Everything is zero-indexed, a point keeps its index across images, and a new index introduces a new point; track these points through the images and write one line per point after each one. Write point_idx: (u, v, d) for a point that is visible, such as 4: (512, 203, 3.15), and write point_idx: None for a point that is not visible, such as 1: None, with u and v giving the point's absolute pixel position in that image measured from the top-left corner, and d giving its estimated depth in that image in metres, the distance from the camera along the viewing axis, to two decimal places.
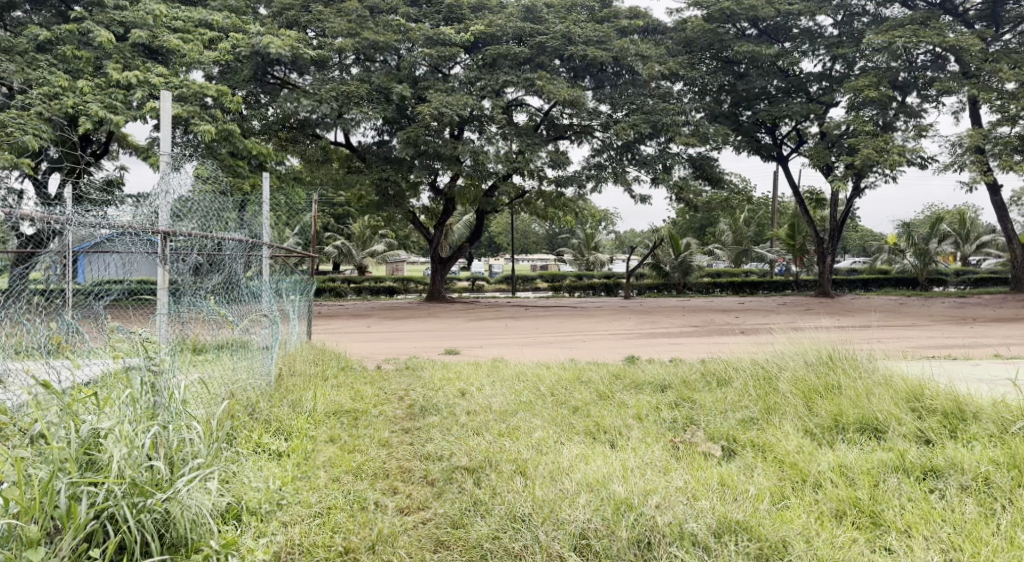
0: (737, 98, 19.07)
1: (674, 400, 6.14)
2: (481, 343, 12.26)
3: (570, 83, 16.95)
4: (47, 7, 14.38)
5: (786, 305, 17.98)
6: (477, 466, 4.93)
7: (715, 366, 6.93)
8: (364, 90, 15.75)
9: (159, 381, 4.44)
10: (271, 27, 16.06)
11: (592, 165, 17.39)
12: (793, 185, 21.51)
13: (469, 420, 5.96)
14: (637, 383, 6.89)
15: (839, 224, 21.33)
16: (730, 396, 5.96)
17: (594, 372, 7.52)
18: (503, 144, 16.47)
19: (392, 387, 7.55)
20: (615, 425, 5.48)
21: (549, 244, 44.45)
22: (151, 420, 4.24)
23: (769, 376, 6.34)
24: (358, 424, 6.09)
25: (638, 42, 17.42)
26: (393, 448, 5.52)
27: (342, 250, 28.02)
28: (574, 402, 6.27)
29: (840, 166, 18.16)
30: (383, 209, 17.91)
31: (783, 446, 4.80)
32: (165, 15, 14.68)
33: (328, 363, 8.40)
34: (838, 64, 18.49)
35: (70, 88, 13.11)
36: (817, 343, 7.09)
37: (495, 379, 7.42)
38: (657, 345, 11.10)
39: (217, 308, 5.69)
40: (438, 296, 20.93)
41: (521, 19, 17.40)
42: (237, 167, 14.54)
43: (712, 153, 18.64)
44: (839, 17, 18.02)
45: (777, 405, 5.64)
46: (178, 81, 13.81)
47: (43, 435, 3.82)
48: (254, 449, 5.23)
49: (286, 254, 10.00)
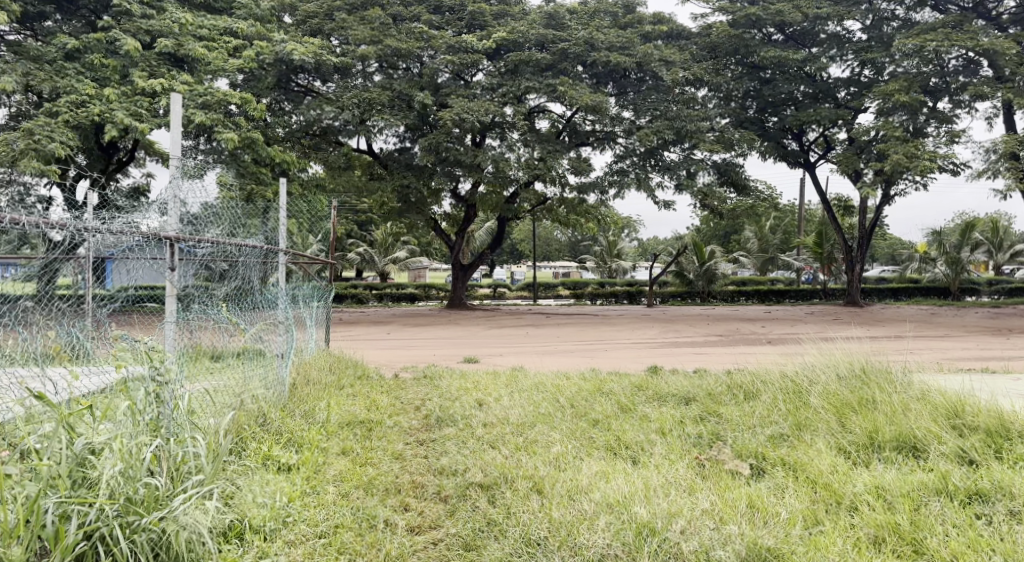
0: (764, 104, 18.75)
1: (700, 414, 5.89)
2: (501, 351, 12.06)
3: (592, 89, 16.79)
4: (77, 17, 14.34)
5: (814, 314, 17.62)
6: (492, 482, 4.72)
7: (742, 379, 6.67)
8: (385, 96, 15.63)
9: (165, 392, 4.26)
10: (295, 35, 16.05)
11: (615, 171, 17.15)
12: (820, 193, 21.14)
13: (485, 433, 5.75)
14: (661, 395, 6.65)
15: (868, 232, 20.91)
16: (759, 411, 5.70)
17: (617, 383, 7.28)
18: (524, 151, 16.33)
19: (408, 396, 7.36)
20: (637, 440, 5.25)
21: (571, 251, 44.25)
22: (152, 434, 4.08)
23: (800, 390, 6.08)
24: (372, 435, 5.91)
25: (663, 48, 17.19)
26: (406, 461, 5.32)
27: (365, 258, 27.97)
28: (595, 414, 6.04)
29: (869, 172, 17.84)
30: (405, 216, 17.81)
31: (816, 466, 4.54)
32: (191, 24, 14.62)
33: (344, 372, 8.23)
34: (867, 69, 18.17)
35: (97, 96, 13.06)
36: (849, 355, 6.81)
37: (514, 389, 7.20)
38: (681, 355, 10.84)
39: (227, 316, 5.49)
40: (459, 304, 20.75)
41: (543, 26, 17.16)
42: (260, 174, 14.47)
43: (738, 159, 18.35)
44: (868, 22, 17.77)
45: (809, 420, 5.38)
46: (203, 89, 13.69)
47: (36, 450, 3.69)
48: (263, 462, 5.06)
49: (305, 261, 9.84)
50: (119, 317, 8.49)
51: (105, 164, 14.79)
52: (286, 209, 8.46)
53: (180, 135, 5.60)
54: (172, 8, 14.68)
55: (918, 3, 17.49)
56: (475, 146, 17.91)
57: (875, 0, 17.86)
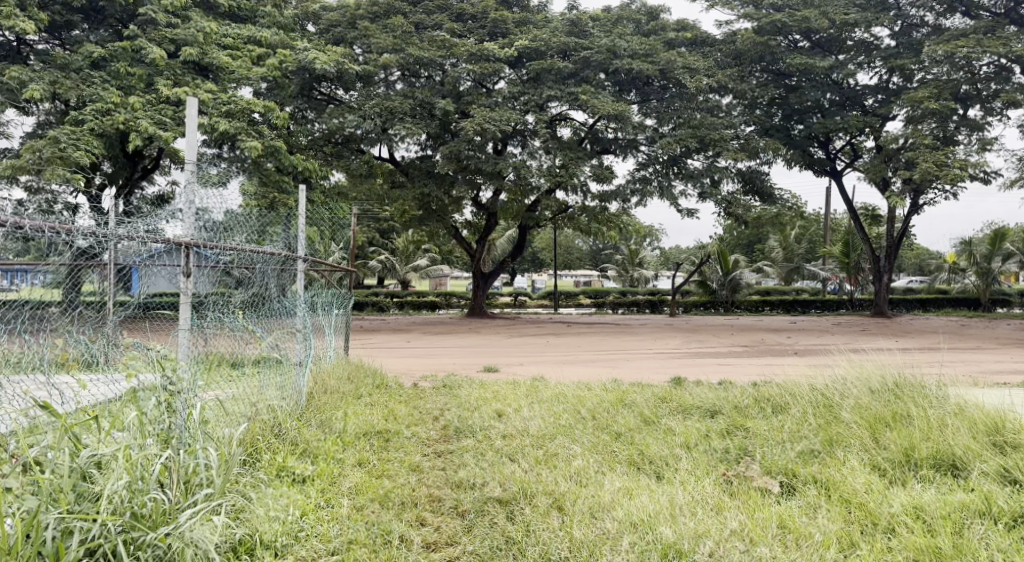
0: (790, 112, 18.48)
1: (726, 428, 5.70)
2: (521, 360, 11.90)
3: (615, 96, 16.63)
4: (105, 26, 14.33)
5: (840, 325, 17.30)
6: (511, 497, 4.57)
7: (771, 392, 6.47)
8: (407, 105, 15.61)
9: (177, 402, 4.17)
10: (318, 44, 16.08)
11: (638, 179, 16.97)
12: (847, 201, 20.83)
13: (504, 445, 5.60)
14: (685, 407, 6.47)
15: (896, 241, 20.55)
16: (788, 425, 5.51)
17: (639, 394, 7.10)
18: (546, 159, 16.22)
19: (427, 406, 7.23)
20: (662, 454, 5.08)
21: (592, 260, 44.02)
22: (161, 445, 3.99)
23: (830, 405, 5.89)
24: (388, 446, 5.78)
25: (686, 55, 17.01)
26: (423, 474, 5.19)
27: (386, 266, 27.91)
28: (617, 427, 5.87)
29: (898, 181, 17.55)
30: (425, 223, 17.75)
31: (850, 485, 4.34)
32: (216, 32, 14.66)
33: (363, 381, 8.10)
34: (895, 76, 17.90)
35: (122, 104, 13.07)
36: (881, 368, 6.61)
37: (534, 400, 7.04)
38: (705, 365, 10.65)
39: (243, 324, 5.40)
40: (480, 312, 20.63)
41: (566, 34, 17.05)
42: (283, 183, 14.36)
43: (763, 167, 18.14)
44: (897, 27, 17.55)
45: (842, 436, 5.18)
46: (227, 97, 13.71)
47: (39, 460, 3.62)
48: (277, 474, 4.94)
49: (325, 268, 9.72)
50: (127, 322, 8.26)
51: (130, 172, 14.83)
52: (305, 217, 8.36)
53: (193, 135, 5.49)
54: (197, 17, 14.71)
55: (948, 10, 17.13)
56: (496, 154, 17.83)
57: (903, 7, 17.63)
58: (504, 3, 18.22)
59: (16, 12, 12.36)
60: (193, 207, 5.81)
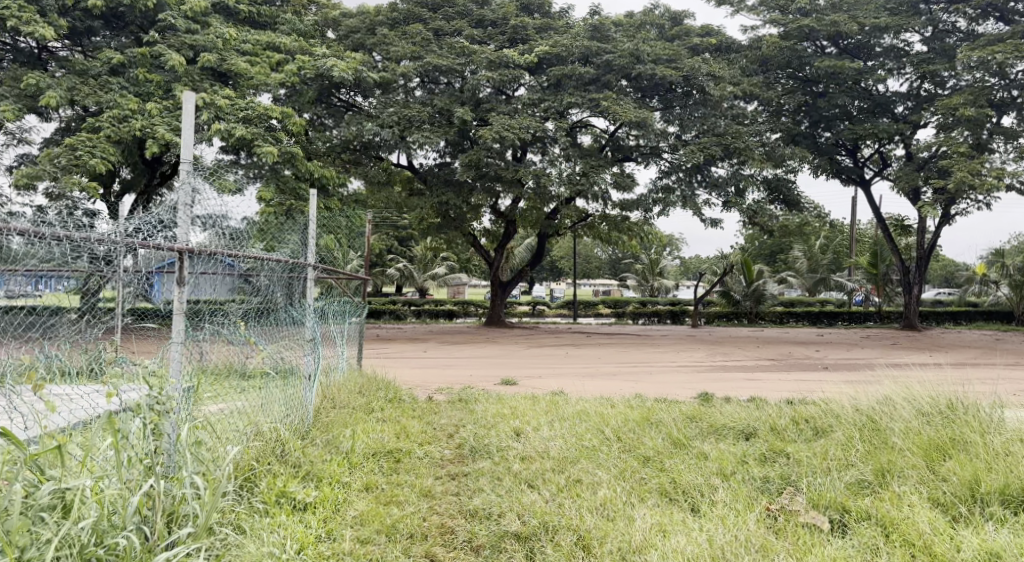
0: (816, 119, 17.90)
1: (765, 452, 5.25)
2: (540, 373, 11.43)
3: (637, 103, 16.22)
4: (125, 32, 14.04)
5: (870, 338, 16.70)
6: (531, 532, 4.19)
7: (810, 413, 6.00)
8: (424, 113, 15.24)
9: (163, 425, 3.85)
10: (337, 50, 15.80)
11: (660, 188, 16.47)
12: (875, 211, 20.24)
13: (522, 468, 5.17)
14: (716, 427, 6.00)
15: (927, 252, 19.89)
16: (834, 450, 5.04)
17: (666, 412, 6.64)
18: (566, 166, 15.81)
19: (442, 422, 6.80)
20: (696, 483, 4.64)
21: (611, 268, 43.58)
22: (144, 474, 3.67)
23: (878, 427, 5.41)
24: (398, 468, 5.38)
25: (711, 62, 16.55)
26: (435, 500, 4.79)
27: (404, 273, 27.62)
28: (644, 450, 5.43)
29: (930, 190, 16.95)
30: (444, 231, 17.37)
31: (914, 526, 3.93)
32: (234, 39, 14.40)
33: (375, 394, 7.69)
34: (927, 82, 17.32)
35: (140, 110, 12.72)
36: (932, 388, 6.09)
37: (555, 417, 6.59)
38: (733, 380, 10.13)
39: (247, 336, 4.96)
40: (497, 321, 20.19)
41: (587, 39, 16.54)
42: (299, 190, 13.96)
43: (789, 175, 17.60)
44: (928, 33, 16.85)
45: (895, 464, 4.72)
46: (244, 103, 13.36)
47: None
48: (276, 500, 4.54)
49: (341, 276, 9.28)
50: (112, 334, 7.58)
51: (150, 178, 14.55)
52: (317, 223, 7.87)
53: (189, 135, 4.91)
54: (216, 23, 14.44)
55: (982, 15, 16.50)
56: (516, 161, 17.45)
57: (936, 11, 17.01)
58: (525, 10, 17.84)
59: (35, 18, 12.04)
60: (192, 209, 5.02)
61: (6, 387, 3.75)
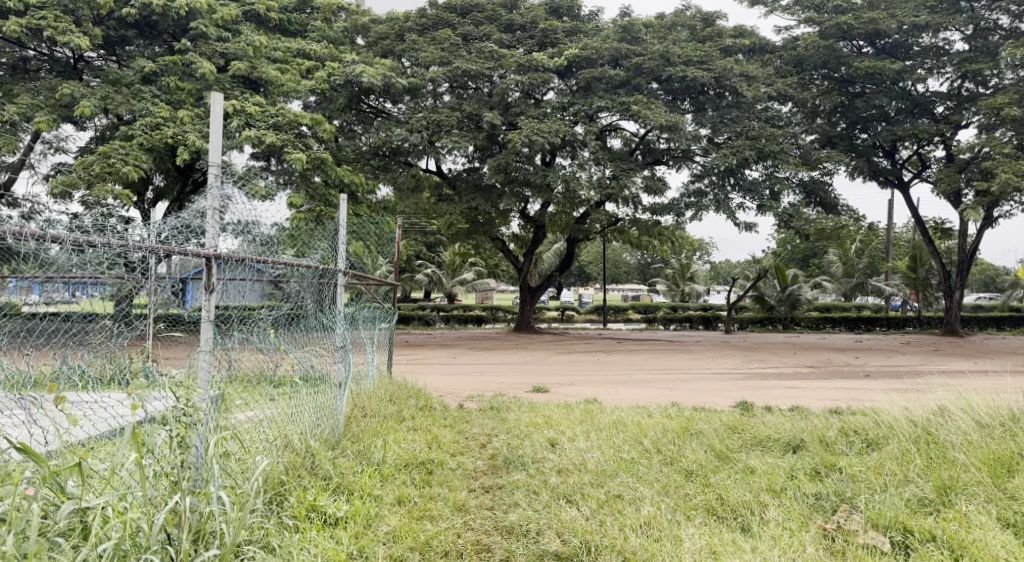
0: (853, 120, 17.48)
1: (816, 466, 4.99)
2: (573, 380, 11.20)
3: (669, 106, 15.95)
4: (158, 41, 14.06)
5: (911, 344, 16.28)
6: (571, 553, 4.01)
7: (859, 424, 5.73)
8: (453, 118, 15.08)
9: (190, 437, 3.72)
10: (367, 56, 15.77)
11: (693, 192, 16.20)
12: (913, 214, 19.75)
13: (560, 482, 4.96)
14: (761, 439, 5.75)
15: (968, 255, 19.36)
16: (889, 465, 4.78)
17: (707, 422, 6.41)
18: (596, 170, 15.59)
19: (474, 431, 6.62)
20: (744, 500, 4.43)
21: (641, 273, 43.28)
22: (171, 490, 3.54)
23: (934, 439, 5.14)
24: (431, 480, 5.20)
25: (744, 63, 16.26)
26: (470, 515, 4.61)
27: (433, 278, 27.58)
28: (687, 462, 5.20)
29: (973, 193, 16.49)
30: (472, 237, 17.20)
31: (985, 551, 3.70)
32: (265, 46, 14.37)
33: (406, 401, 7.53)
34: (968, 82, 16.86)
35: (172, 118, 12.74)
36: (990, 399, 5.79)
37: (591, 427, 6.37)
38: (772, 388, 9.85)
39: (274, 342, 4.81)
40: (526, 327, 19.99)
41: (618, 41, 16.34)
42: (329, 197, 13.89)
43: (825, 177, 17.20)
44: (970, 32, 16.38)
45: (958, 481, 4.47)
46: (275, 110, 13.33)
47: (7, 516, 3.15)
48: (306, 515, 4.39)
49: (371, 282, 9.13)
50: (138, 342, 7.46)
51: (182, 186, 14.57)
52: (346, 229, 7.69)
53: (217, 140, 4.72)
54: (247, 31, 14.45)
55: None
56: (545, 165, 17.27)
57: (977, 9, 16.53)
58: (554, 13, 17.70)
59: (70, 28, 12.05)
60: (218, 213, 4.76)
61: (26, 397, 3.63)
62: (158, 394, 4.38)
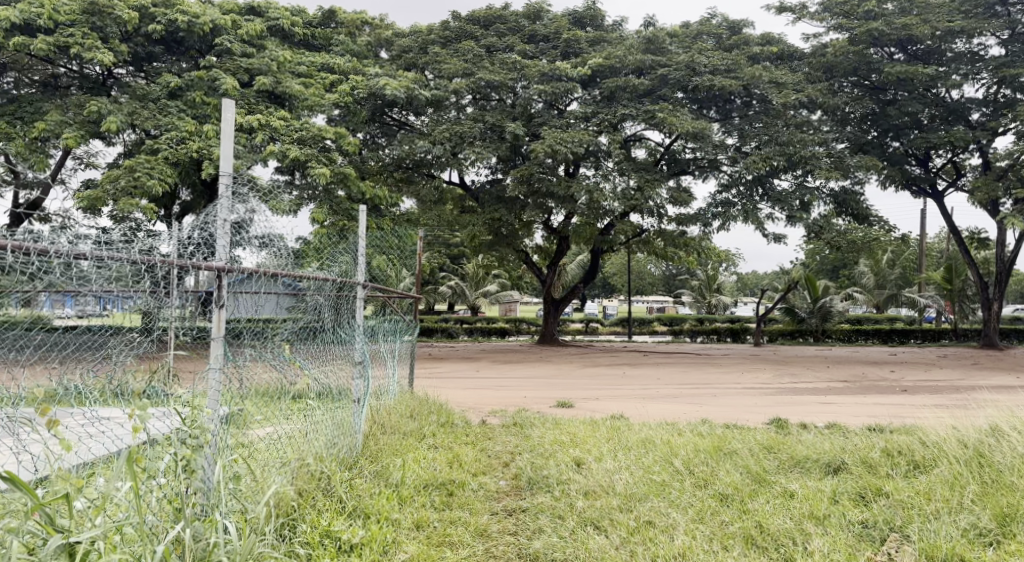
0: (885, 128, 17.00)
1: (861, 490, 4.67)
2: (599, 395, 10.90)
3: (695, 115, 15.63)
4: (185, 56, 13.99)
5: (948, 358, 15.77)
6: None
7: (904, 443, 5.39)
8: (476, 128, 14.89)
9: (195, 461, 3.50)
10: (389, 69, 15.61)
11: (719, 202, 15.81)
12: (949, 224, 19.23)
13: (586, 505, 4.69)
14: (798, 460, 5.43)
15: (1006, 266, 18.78)
16: (940, 490, 4.47)
17: (740, 441, 6.09)
18: (620, 180, 15.31)
19: (497, 450, 6.36)
20: (786, 530, 4.14)
21: (666, 284, 42.81)
22: (173, 518, 3.33)
23: (988, 463, 4.81)
24: (452, 501, 4.96)
25: (772, 70, 15.92)
26: (493, 541, 4.37)
27: (456, 291, 27.40)
28: (721, 485, 4.91)
29: (1010, 201, 15.97)
30: (495, 249, 16.96)
31: None
32: (289, 61, 14.27)
33: (426, 417, 7.27)
34: (1004, 88, 16.39)
35: (198, 133, 12.62)
36: None
37: (618, 447, 6.07)
38: (806, 404, 9.48)
39: (286, 355, 4.61)
40: (550, 339, 19.68)
41: (643, 50, 16.06)
42: (353, 210, 13.73)
43: (856, 186, 16.75)
44: (1006, 36, 15.92)
45: (1018, 509, 4.16)
46: (298, 123, 13.21)
47: None
48: (318, 542, 4.15)
49: (392, 295, 8.86)
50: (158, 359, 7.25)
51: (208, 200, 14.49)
52: (365, 241, 7.47)
53: (228, 149, 4.50)
54: (272, 45, 14.36)
55: None
56: (569, 176, 17.03)
57: (1014, 13, 16.07)
58: (578, 23, 17.49)
59: (97, 44, 12.01)
60: (227, 223, 4.49)
61: (15, 418, 3.38)
62: (166, 414, 4.17)
